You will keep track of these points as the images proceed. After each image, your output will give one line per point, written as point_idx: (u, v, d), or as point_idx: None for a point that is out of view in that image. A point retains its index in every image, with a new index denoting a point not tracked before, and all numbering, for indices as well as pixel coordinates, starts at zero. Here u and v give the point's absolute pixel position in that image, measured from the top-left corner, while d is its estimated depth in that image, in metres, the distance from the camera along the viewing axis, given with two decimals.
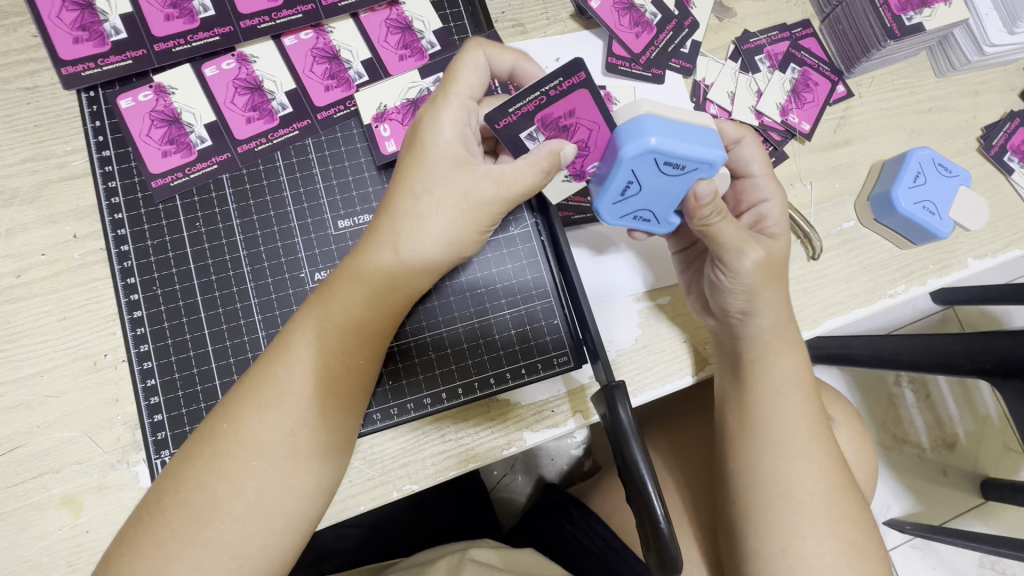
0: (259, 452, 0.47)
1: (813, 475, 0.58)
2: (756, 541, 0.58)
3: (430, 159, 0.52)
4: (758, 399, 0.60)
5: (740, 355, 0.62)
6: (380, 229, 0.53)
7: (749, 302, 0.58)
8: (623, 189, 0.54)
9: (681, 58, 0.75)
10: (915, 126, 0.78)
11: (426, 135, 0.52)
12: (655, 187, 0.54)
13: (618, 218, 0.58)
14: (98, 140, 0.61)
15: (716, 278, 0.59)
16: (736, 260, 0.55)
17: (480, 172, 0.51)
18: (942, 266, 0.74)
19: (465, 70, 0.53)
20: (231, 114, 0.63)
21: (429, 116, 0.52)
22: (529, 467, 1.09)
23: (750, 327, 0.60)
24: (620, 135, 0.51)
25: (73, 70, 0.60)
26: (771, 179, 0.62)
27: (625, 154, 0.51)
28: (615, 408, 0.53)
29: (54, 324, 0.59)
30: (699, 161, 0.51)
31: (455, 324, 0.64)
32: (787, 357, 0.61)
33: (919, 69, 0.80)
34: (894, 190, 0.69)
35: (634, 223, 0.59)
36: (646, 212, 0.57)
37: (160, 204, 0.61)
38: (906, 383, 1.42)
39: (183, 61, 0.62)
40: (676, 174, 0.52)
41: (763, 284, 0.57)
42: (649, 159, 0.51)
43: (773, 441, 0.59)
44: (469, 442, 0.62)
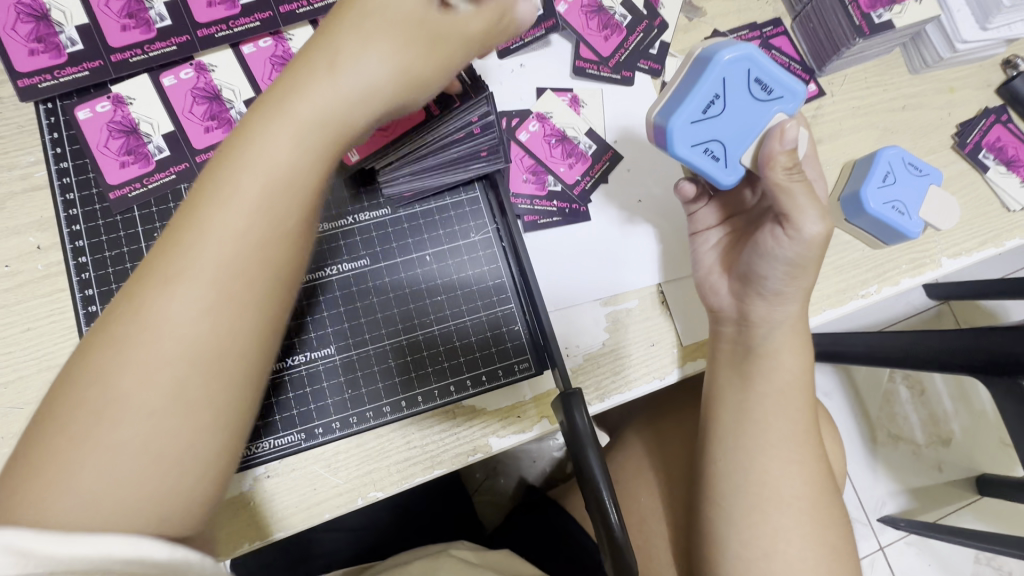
0: (156, 356, 0.39)
1: (774, 476, 0.59)
2: (732, 541, 0.59)
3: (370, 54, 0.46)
4: (757, 398, 0.60)
5: (751, 346, 0.61)
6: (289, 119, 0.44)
7: (788, 279, 0.57)
8: (705, 105, 0.55)
9: (650, 59, 0.74)
10: (888, 124, 0.77)
11: (377, 30, 0.46)
12: (736, 111, 0.55)
13: (689, 146, 0.56)
14: (56, 152, 0.61)
15: (772, 239, 0.56)
16: (802, 221, 0.54)
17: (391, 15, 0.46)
18: (915, 266, 0.73)
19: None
20: (189, 124, 0.63)
21: (390, 10, 0.47)
22: (511, 469, 1.09)
23: (772, 312, 0.59)
24: (709, 48, 0.55)
25: (29, 82, 0.60)
26: (817, 164, 0.63)
27: (724, 57, 0.53)
28: (571, 413, 0.53)
29: (18, 336, 0.59)
30: (784, 89, 0.55)
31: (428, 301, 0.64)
32: (793, 354, 0.61)
33: (893, 66, 0.79)
34: (862, 190, 0.68)
35: (703, 159, 0.56)
36: (719, 143, 0.56)
37: (118, 216, 0.61)
38: (900, 378, 1.41)
39: (140, 72, 0.62)
40: (763, 97, 0.55)
41: (812, 263, 0.56)
42: (743, 70, 0.54)
43: (758, 440, 0.60)
44: (434, 449, 0.62)
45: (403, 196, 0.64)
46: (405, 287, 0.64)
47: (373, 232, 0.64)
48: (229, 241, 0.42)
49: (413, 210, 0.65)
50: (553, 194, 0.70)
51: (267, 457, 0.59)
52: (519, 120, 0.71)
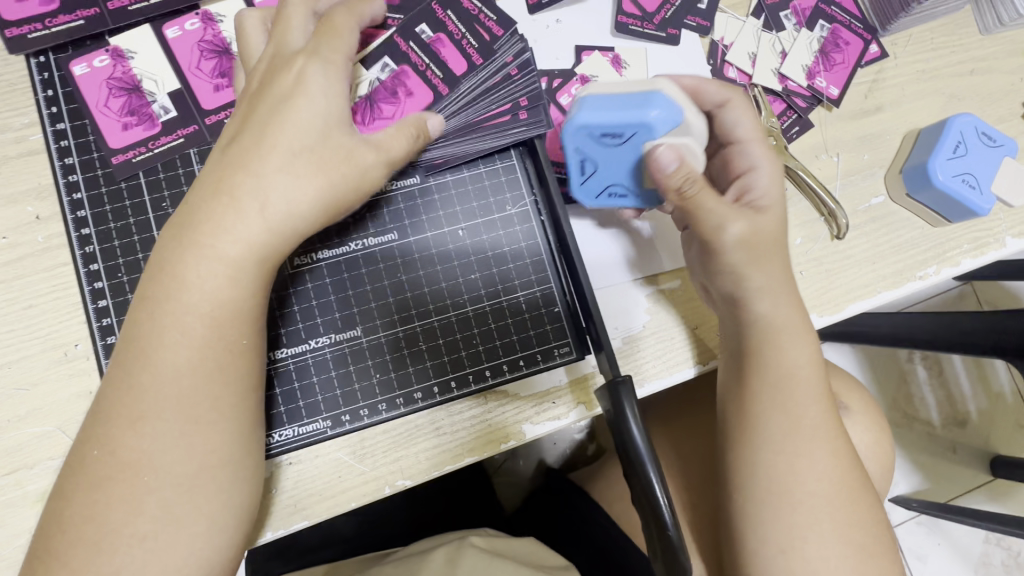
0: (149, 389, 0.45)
1: (823, 474, 0.54)
2: (759, 544, 0.54)
3: (298, 112, 0.49)
4: (761, 392, 0.55)
5: (743, 339, 0.56)
6: (237, 189, 0.47)
7: (739, 285, 0.55)
8: (581, 168, 0.57)
9: (698, 16, 0.67)
10: (955, 90, 0.70)
11: (302, 88, 0.49)
12: (609, 159, 0.56)
13: (594, 198, 0.60)
14: (51, 112, 0.56)
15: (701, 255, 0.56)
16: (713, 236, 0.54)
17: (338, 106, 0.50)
18: (978, 245, 0.68)
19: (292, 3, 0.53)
20: (197, 81, 0.57)
21: (312, 67, 0.50)
22: (531, 451, 1.06)
23: (752, 311, 0.55)
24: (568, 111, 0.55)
25: (18, 32, 0.55)
26: (760, 145, 0.58)
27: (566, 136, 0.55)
28: (619, 402, 0.49)
29: (19, 314, 0.55)
30: (634, 125, 0.52)
31: (453, 278, 0.59)
32: (799, 344, 0.56)
33: (962, 26, 0.72)
34: (931, 161, 0.63)
35: (612, 201, 0.60)
36: (616, 186, 0.58)
37: (122, 182, 0.56)
38: (918, 359, 1.37)
39: (141, 21, 0.57)
40: (620, 140, 0.54)
41: (750, 263, 0.54)
42: (587, 135, 0.54)
43: (777, 435, 0.55)
44: (465, 435, 0.59)
45: (434, 164, 0.59)
46: (435, 264, 0.59)
47: (393, 203, 0.59)
48: (205, 294, 0.46)
49: (444, 178, 0.60)
50: None
51: (289, 445, 0.56)
52: (562, 80, 0.65)
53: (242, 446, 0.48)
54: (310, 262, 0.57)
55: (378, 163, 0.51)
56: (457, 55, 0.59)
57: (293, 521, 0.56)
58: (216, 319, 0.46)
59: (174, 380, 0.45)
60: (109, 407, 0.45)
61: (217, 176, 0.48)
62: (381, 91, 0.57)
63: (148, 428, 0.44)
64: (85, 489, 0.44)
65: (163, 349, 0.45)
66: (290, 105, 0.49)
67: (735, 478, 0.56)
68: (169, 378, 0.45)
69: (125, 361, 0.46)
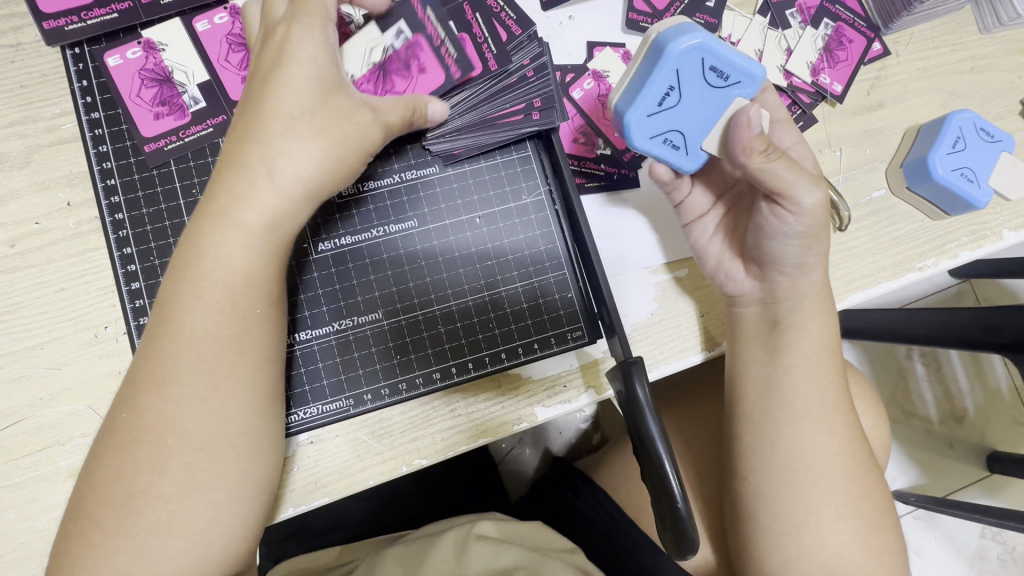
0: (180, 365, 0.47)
1: (832, 450, 0.57)
2: (765, 519, 0.57)
3: (292, 77, 0.50)
4: (786, 371, 0.58)
5: (773, 322, 0.59)
6: (246, 157, 0.49)
7: (804, 251, 0.54)
8: (660, 98, 0.53)
9: (706, 13, 0.69)
10: (955, 87, 0.73)
11: (291, 51, 0.50)
12: (690, 101, 0.54)
13: (648, 138, 0.55)
14: (86, 101, 0.59)
15: (772, 219, 0.54)
16: (801, 194, 0.51)
17: (351, 98, 0.52)
18: (975, 238, 0.70)
19: None
20: (225, 73, 0.60)
21: (296, 32, 0.51)
22: (537, 440, 1.09)
23: (791, 286, 0.57)
24: (666, 34, 0.52)
25: (55, 24, 0.57)
26: (792, 127, 0.59)
27: (675, 48, 0.51)
28: (631, 383, 0.51)
29: (52, 296, 0.57)
30: (742, 75, 0.53)
31: (470, 264, 0.62)
32: (820, 322, 0.58)
33: (962, 25, 0.74)
34: (931, 155, 0.65)
35: (663, 149, 0.56)
36: (678, 133, 0.55)
37: (154, 170, 0.59)
38: (917, 355, 1.39)
39: (172, 15, 0.60)
40: (718, 84, 0.53)
41: (823, 228, 0.53)
42: (697, 59, 0.52)
43: (785, 414, 0.57)
44: (480, 416, 0.61)
45: (452, 154, 0.62)
46: (453, 251, 0.61)
47: (412, 192, 0.61)
48: (230, 272, 0.48)
49: (461, 169, 0.62)
50: (602, 157, 0.67)
51: (313, 423, 0.58)
52: (574, 75, 0.67)
53: (260, 420, 0.50)
54: (332, 248, 0.59)
55: (376, 122, 0.53)
56: (474, 55, 0.59)
57: (315, 498, 0.58)
58: (237, 295, 0.49)
59: (207, 356, 0.47)
60: (143, 382, 0.47)
61: (229, 151, 0.50)
62: (396, 62, 0.58)
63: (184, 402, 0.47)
64: (122, 460, 0.46)
65: (194, 326, 0.47)
66: (281, 70, 0.50)
67: (746, 457, 0.59)
68: (203, 355, 0.47)
69: (156, 338, 0.48)
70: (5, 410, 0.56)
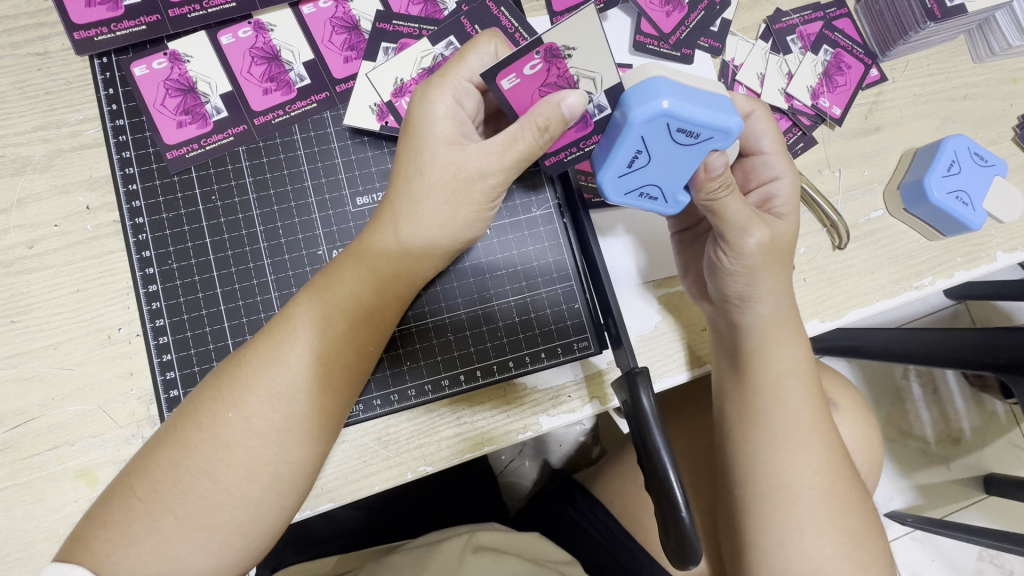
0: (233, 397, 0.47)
1: (815, 469, 0.57)
2: (760, 533, 0.57)
3: (428, 142, 0.52)
4: (759, 393, 0.59)
5: (738, 343, 0.60)
6: (383, 214, 0.53)
7: (748, 289, 0.56)
8: (630, 159, 0.51)
9: (710, 37, 0.72)
10: (949, 113, 0.75)
11: (421, 118, 0.52)
12: (663, 158, 0.51)
13: (624, 194, 0.55)
14: (111, 109, 0.61)
15: (715, 259, 0.57)
16: (738, 239, 0.54)
17: (469, 150, 0.51)
18: (970, 259, 0.72)
19: (467, 55, 0.52)
20: (247, 84, 0.62)
21: (421, 100, 0.52)
22: (537, 452, 1.09)
23: (749, 316, 0.58)
24: (630, 96, 0.48)
25: (85, 34, 0.60)
26: (784, 158, 0.60)
27: (635, 119, 0.48)
28: (636, 393, 0.53)
29: (68, 297, 0.58)
30: (714, 129, 0.48)
31: (498, 282, 0.64)
32: (789, 346, 0.59)
33: (957, 54, 0.77)
34: (926, 178, 0.67)
35: (640, 201, 0.56)
36: (652, 187, 0.54)
37: (175, 176, 0.61)
38: (914, 376, 1.40)
39: (198, 28, 0.62)
40: (690, 143, 0.49)
41: (765, 268, 0.55)
42: (661, 125, 0.48)
43: (778, 431, 0.58)
44: (483, 426, 0.61)
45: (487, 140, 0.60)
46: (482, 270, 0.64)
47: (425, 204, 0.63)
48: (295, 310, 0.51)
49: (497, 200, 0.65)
50: None
51: None
52: None
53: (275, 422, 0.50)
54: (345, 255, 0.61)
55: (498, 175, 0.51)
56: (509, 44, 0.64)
57: (320, 503, 0.58)
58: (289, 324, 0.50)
59: (234, 362, 0.49)
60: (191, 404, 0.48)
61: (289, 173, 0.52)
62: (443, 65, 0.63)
63: (215, 405, 0.47)
64: (143, 465, 0.47)
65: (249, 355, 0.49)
66: (419, 140, 0.52)
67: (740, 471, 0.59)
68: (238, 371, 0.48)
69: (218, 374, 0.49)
70: (16, 409, 0.56)
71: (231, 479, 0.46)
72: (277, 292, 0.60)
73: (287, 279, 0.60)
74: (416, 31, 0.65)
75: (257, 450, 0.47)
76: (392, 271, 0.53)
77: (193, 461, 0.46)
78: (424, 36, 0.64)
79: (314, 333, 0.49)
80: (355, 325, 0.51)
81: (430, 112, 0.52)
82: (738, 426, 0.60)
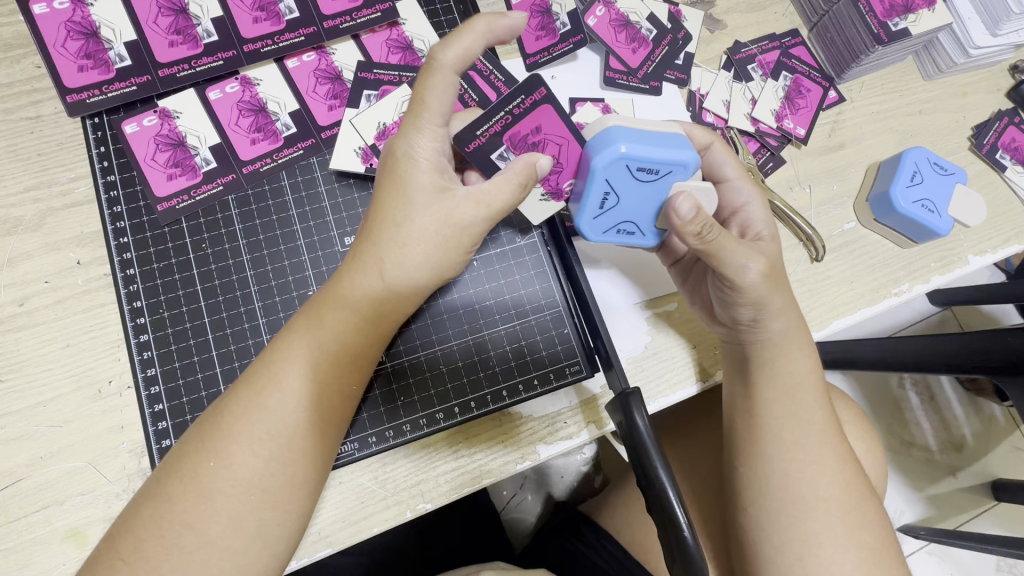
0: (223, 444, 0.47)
1: (830, 481, 0.57)
2: (776, 552, 0.56)
3: (410, 186, 0.53)
4: (769, 406, 0.59)
5: (747, 358, 0.61)
6: (364, 253, 0.54)
7: (757, 313, 0.57)
8: (601, 202, 0.57)
9: (675, 70, 0.76)
10: (907, 128, 0.79)
11: (403, 158, 0.53)
12: (632, 196, 0.57)
13: (602, 233, 0.60)
14: (103, 166, 0.62)
15: (722, 293, 0.58)
16: (736, 274, 0.54)
17: (459, 197, 0.53)
18: (944, 264, 0.74)
19: (430, 96, 0.51)
20: (235, 136, 0.64)
21: (403, 142, 0.53)
22: (539, 485, 1.08)
23: (760, 333, 0.59)
24: (591, 146, 0.54)
25: (78, 97, 0.62)
26: (749, 182, 0.62)
27: (597, 165, 0.53)
28: (631, 414, 0.53)
29: (57, 353, 0.58)
30: (671, 163, 0.53)
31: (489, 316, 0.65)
32: (798, 357, 0.60)
33: (907, 73, 0.81)
34: (892, 189, 0.70)
35: (619, 237, 0.61)
36: (628, 223, 0.59)
37: (166, 227, 0.62)
38: (910, 384, 1.41)
39: (187, 86, 0.64)
40: (651, 178, 0.55)
41: (772, 292, 0.56)
42: (622, 166, 0.54)
43: (787, 445, 0.58)
44: (481, 459, 0.61)
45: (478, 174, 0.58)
46: (472, 304, 0.65)
47: None
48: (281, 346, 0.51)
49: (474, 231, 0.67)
50: None
51: None
52: None
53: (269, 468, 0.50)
54: None
55: (478, 214, 0.53)
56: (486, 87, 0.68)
57: (318, 549, 0.57)
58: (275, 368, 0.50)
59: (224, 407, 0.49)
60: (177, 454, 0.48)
61: None
62: None
63: (197, 454, 0.47)
64: (132, 520, 0.46)
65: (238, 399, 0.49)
66: (402, 179, 0.53)
67: (749, 488, 0.59)
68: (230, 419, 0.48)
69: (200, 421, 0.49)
70: (3, 470, 0.55)
71: (209, 531, 0.45)
72: (268, 335, 0.61)
73: (278, 321, 0.61)
74: (396, 78, 0.67)
75: (244, 495, 0.46)
76: (371, 308, 0.54)
77: (178, 516, 0.45)
78: (404, 83, 0.67)
79: (307, 372, 0.50)
80: (342, 363, 0.52)
81: (415, 158, 0.53)
82: (745, 440, 0.60)
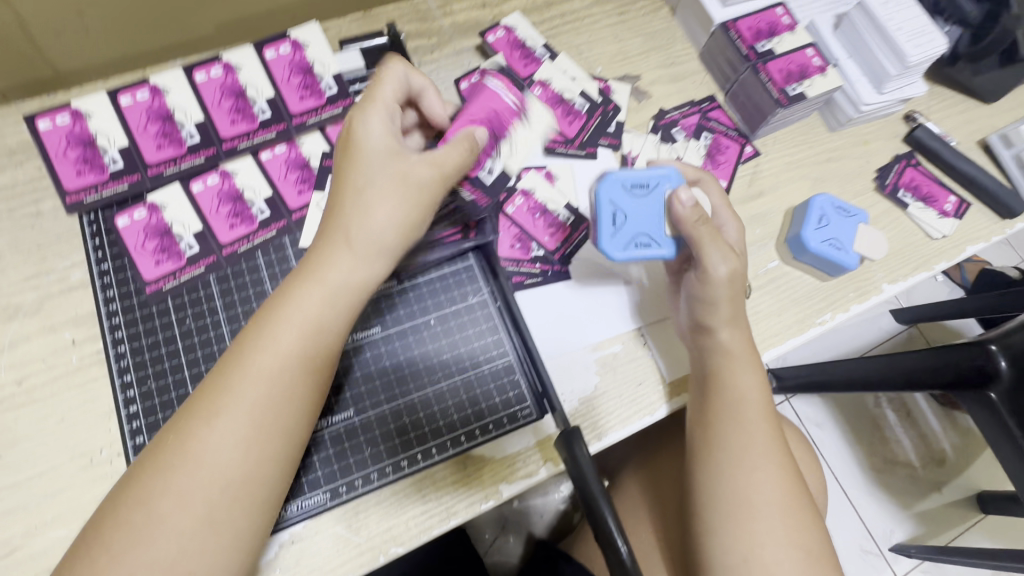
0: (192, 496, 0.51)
1: (774, 487, 0.62)
2: (721, 553, 0.61)
3: (366, 153, 0.59)
4: (725, 419, 0.65)
5: (705, 368, 0.69)
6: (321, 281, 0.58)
7: (707, 313, 0.68)
8: (611, 220, 0.72)
9: (608, 137, 0.87)
10: (818, 175, 0.90)
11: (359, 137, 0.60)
12: (642, 212, 0.72)
13: (623, 249, 0.71)
14: (97, 255, 0.70)
15: (693, 286, 0.69)
16: (711, 266, 0.66)
17: (413, 159, 0.60)
18: (861, 293, 0.83)
19: (384, 80, 0.64)
20: (215, 222, 0.72)
21: (359, 116, 0.61)
22: (519, 526, 1.11)
23: (715, 339, 0.68)
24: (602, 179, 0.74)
25: (77, 197, 0.70)
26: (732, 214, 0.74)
27: (600, 188, 0.73)
28: (572, 448, 0.60)
29: (51, 427, 0.63)
30: (655, 179, 0.73)
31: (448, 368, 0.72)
32: (751, 371, 0.68)
33: (814, 127, 0.92)
34: (802, 232, 0.80)
35: (641, 251, 0.71)
36: (644, 236, 0.71)
37: (154, 307, 0.69)
38: (886, 403, 1.47)
39: (172, 181, 0.73)
40: (644, 194, 0.72)
41: (725, 297, 0.67)
42: (618, 187, 0.73)
43: (736, 453, 0.64)
44: (448, 501, 0.66)
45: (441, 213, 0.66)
46: (436, 356, 0.72)
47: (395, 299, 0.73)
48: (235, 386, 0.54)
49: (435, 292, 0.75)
50: (536, 258, 0.79)
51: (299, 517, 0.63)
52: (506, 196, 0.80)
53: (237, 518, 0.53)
54: None
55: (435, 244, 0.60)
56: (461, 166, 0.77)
57: None
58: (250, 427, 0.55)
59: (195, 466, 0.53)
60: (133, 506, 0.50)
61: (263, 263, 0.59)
62: None
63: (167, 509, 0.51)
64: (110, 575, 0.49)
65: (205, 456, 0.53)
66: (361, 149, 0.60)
67: (701, 495, 0.64)
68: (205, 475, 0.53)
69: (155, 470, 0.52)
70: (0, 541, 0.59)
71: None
72: None
73: None
74: None
75: (197, 530, 0.50)
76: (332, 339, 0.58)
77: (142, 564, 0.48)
78: None
79: (287, 422, 0.56)
80: (296, 403, 0.55)
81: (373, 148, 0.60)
82: (698, 450, 0.66)
